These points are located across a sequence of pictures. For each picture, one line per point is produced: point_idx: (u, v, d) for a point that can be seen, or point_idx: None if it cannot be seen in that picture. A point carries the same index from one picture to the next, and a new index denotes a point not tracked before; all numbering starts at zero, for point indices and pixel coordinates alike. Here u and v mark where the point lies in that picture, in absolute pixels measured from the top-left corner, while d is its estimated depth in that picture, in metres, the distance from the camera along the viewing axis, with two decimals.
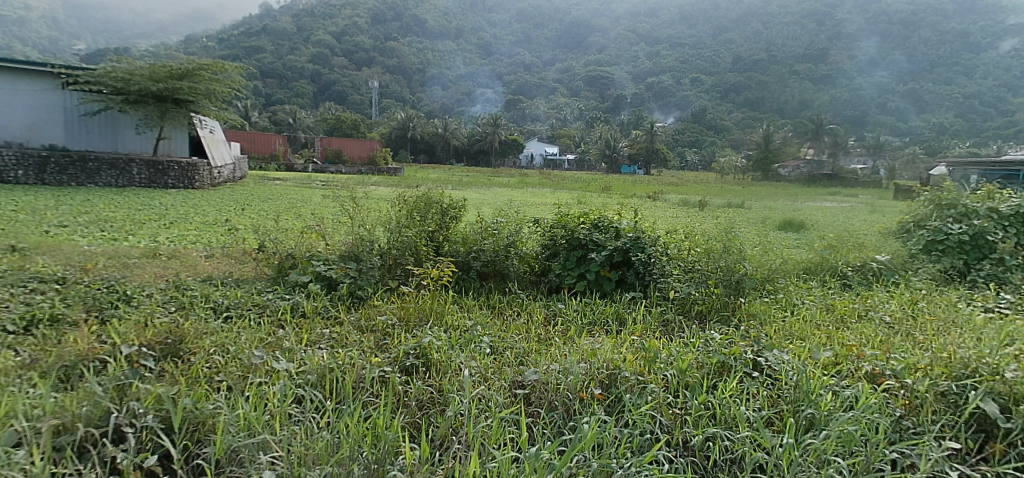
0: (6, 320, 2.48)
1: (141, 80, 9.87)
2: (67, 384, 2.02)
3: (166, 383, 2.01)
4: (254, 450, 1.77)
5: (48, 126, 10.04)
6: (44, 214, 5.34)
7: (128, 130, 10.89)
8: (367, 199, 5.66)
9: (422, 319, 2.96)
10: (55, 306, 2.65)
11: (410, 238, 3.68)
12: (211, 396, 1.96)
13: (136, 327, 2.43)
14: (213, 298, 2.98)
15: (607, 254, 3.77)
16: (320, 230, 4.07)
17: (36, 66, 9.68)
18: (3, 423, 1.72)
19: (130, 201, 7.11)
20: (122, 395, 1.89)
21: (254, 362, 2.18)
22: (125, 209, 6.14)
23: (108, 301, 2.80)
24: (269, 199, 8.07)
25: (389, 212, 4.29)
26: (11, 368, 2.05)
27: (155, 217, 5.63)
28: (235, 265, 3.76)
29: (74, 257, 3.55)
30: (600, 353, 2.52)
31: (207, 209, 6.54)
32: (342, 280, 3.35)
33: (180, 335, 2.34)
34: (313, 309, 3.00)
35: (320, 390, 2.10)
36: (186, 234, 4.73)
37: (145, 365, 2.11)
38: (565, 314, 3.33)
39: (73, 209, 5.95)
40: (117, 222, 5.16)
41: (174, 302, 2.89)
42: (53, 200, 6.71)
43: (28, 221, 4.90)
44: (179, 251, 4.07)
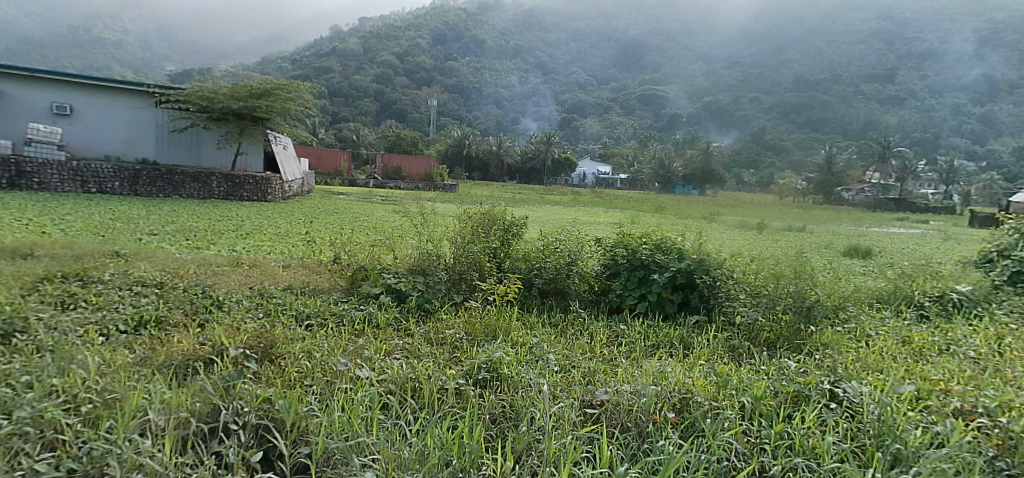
0: (119, 321, 2.71)
1: (224, 99, 10.49)
2: (178, 380, 2.20)
3: (263, 384, 2.16)
4: (347, 453, 1.85)
5: (141, 141, 11.04)
6: (138, 223, 5.78)
7: (211, 145, 11.61)
8: (433, 215, 5.82)
9: (489, 335, 3.04)
10: (159, 309, 2.89)
11: (475, 254, 3.78)
12: (305, 399, 2.08)
13: (231, 331, 2.61)
14: (295, 307, 3.15)
15: (670, 275, 3.74)
16: (390, 244, 4.25)
17: (133, 86, 10.71)
18: (131, 415, 1.91)
19: (210, 211, 7.56)
20: (227, 395, 2.05)
21: (340, 369, 2.30)
22: (207, 220, 6.55)
23: (203, 306, 3.01)
24: (334, 213, 8.34)
25: (454, 228, 4.44)
26: (129, 365, 2.25)
27: (234, 228, 5.98)
28: (311, 275, 3.94)
29: (168, 263, 3.83)
30: (671, 376, 2.52)
31: (279, 221, 6.92)
32: (411, 293, 3.49)
33: (271, 340, 2.50)
34: (386, 321, 3.13)
35: (404, 398, 2.21)
36: (262, 244, 5.00)
37: (246, 366, 2.27)
38: (628, 335, 3.33)
39: (163, 218, 6.37)
40: (200, 232, 5.49)
41: (261, 309, 3.08)
42: (144, 210, 7.21)
43: (125, 229, 5.33)
44: (259, 260, 4.31)
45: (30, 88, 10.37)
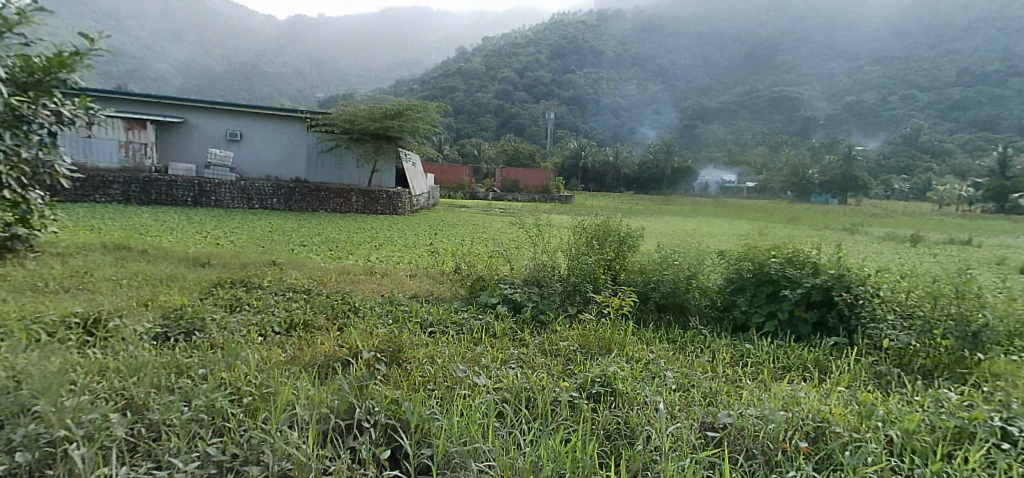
0: (274, 323, 3.09)
1: (364, 121, 11.56)
2: (321, 378, 2.45)
3: (391, 386, 2.34)
4: (466, 458, 1.94)
5: (295, 162, 12.63)
6: (291, 235, 6.54)
7: (352, 163, 12.91)
8: (549, 226, 5.91)
9: (604, 348, 3.01)
10: (306, 313, 3.24)
11: (590, 266, 3.79)
12: (427, 402, 2.21)
13: (365, 335, 2.86)
14: (420, 314, 3.36)
15: (804, 292, 3.44)
16: (507, 255, 4.38)
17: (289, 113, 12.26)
18: (282, 408, 2.16)
19: (349, 224, 8.32)
20: (360, 395, 2.25)
21: (459, 375, 2.42)
22: (347, 232, 7.22)
23: (342, 311, 3.33)
24: (457, 225, 8.77)
25: (569, 239, 4.46)
26: (281, 362, 2.55)
27: (369, 239, 6.52)
28: (434, 284, 4.19)
29: (314, 271, 4.27)
30: (804, 402, 2.33)
31: (408, 233, 7.43)
32: (526, 304, 3.57)
33: (398, 344, 2.70)
34: (503, 330, 3.22)
35: (520, 407, 2.27)
36: (392, 255, 5.40)
37: (377, 368, 2.48)
38: (754, 355, 3.12)
39: (311, 231, 7.13)
40: (341, 243, 6.06)
41: (390, 315, 3.33)
42: (296, 223, 8.12)
43: (280, 240, 6.07)
44: (390, 270, 4.65)
45: (209, 117, 12.18)
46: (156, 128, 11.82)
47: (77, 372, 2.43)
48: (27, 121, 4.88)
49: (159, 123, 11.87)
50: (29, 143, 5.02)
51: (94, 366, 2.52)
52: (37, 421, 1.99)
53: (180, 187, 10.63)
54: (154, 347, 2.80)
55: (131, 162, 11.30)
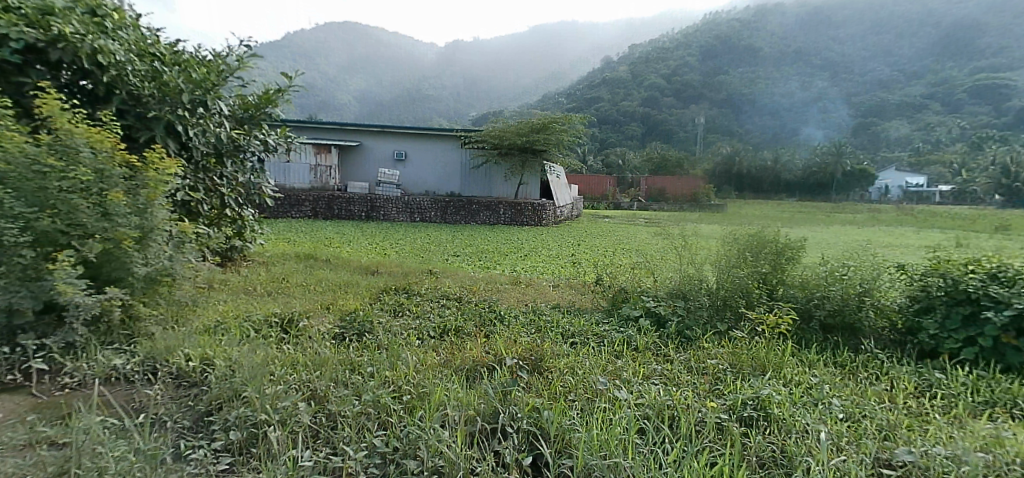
0: (430, 328, 3.40)
1: (511, 136, 13.00)
2: (470, 381, 2.65)
3: (533, 394, 2.45)
4: (606, 472, 1.97)
5: (450, 178, 14.27)
6: (445, 246, 7.13)
7: (499, 178, 14.38)
8: (696, 236, 5.70)
9: (756, 368, 2.82)
10: (457, 320, 3.52)
11: (742, 279, 3.55)
12: (568, 412, 2.28)
13: (508, 342, 3.02)
14: (562, 325, 3.45)
15: (1015, 315, 2.88)
16: (651, 267, 4.31)
17: (446, 133, 13.98)
18: (435, 408, 2.37)
19: (498, 235, 8.80)
20: (504, 400, 2.40)
21: (600, 388, 2.45)
22: (495, 243, 7.65)
23: (489, 319, 3.55)
24: (601, 235, 8.80)
25: (719, 250, 4.21)
26: (435, 365, 2.81)
27: (515, 250, 6.83)
28: (577, 295, 4.27)
29: (465, 280, 4.61)
30: (1010, 446, 1.99)
31: (551, 243, 7.64)
32: (671, 319, 3.49)
33: (540, 354, 2.81)
34: (645, 345, 3.17)
35: (661, 425, 2.24)
36: (537, 265, 5.59)
37: (519, 375, 2.61)
38: (944, 387, 2.71)
39: (464, 242, 7.70)
40: (489, 253, 6.44)
41: (533, 325, 3.46)
42: (450, 235, 8.81)
43: (436, 251, 6.67)
44: (535, 280, 4.82)
45: (380, 140, 14.01)
46: (337, 152, 13.74)
47: (276, 365, 2.92)
48: (243, 150, 5.96)
49: (340, 147, 13.77)
50: (244, 169, 6.12)
51: (288, 359, 3.00)
52: (246, 405, 2.53)
53: (355, 203, 12.13)
54: (332, 345, 3.23)
55: (319, 182, 13.19)
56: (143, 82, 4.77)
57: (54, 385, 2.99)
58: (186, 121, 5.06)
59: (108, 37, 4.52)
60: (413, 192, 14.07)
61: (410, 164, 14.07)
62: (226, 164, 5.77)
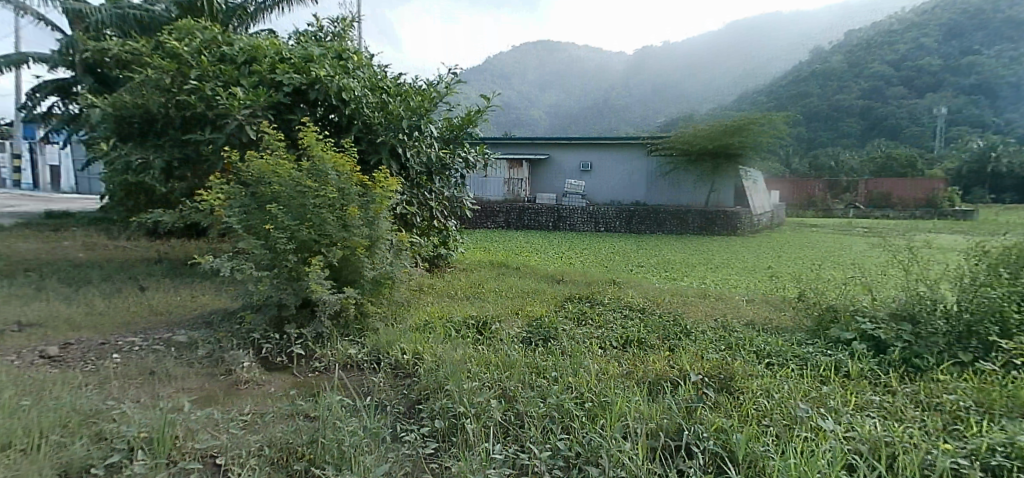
0: (613, 339, 3.48)
1: (702, 141, 12.58)
2: (653, 394, 2.64)
3: (721, 414, 2.35)
4: None
5: (636, 186, 14.09)
6: (632, 258, 7.20)
7: (688, 186, 13.74)
8: (929, 249, 4.87)
9: (1013, 408, 2.30)
10: (640, 333, 3.55)
11: (994, 300, 2.89)
12: (761, 438, 2.15)
13: (695, 359, 2.95)
14: (756, 344, 3.24)
15: None
16: (868, 283, 3.79)
17: (633, 141, 13.82)
18: (618, 418, 2.40)
19: (689, 246, 8.53)
20: (689, 417, 2.36)
21: (800, 415, 2.25)
22: (685, 254, 7.44)
23: (675, 334, 3.53)
24: (808, 247, 7.99)
25: (962, 264, 3.52)
26: (618, 375, 2.86)
27: (706, 261, 6.57)
28: (774, 313, 3.99)
29: (650, 293, 4.69)
30: None
31: (748, 255, 7.16)
32: (895, 344, 3.00)
33: (730, 373, 2.67)
34: (859, 372, 2.78)
35: (877, 465, 1.97)
36: (729, 279, 5.30)
37: (705, 393, 2.53)
38: None
39: (651, 253, 7.66)
40: (678, 265, 6.31)
41: (723, 342, 3.33)
42: (637, 245, 8.80)
43: (621, 263, 6.81)
44: (725, 294, 4.64)
45: (568, 151, 14.45)
46: (530, 165, 14.64)
47: (471, 363, 3.24)
48: (449, 168, 6.68)
49: (532, 160, 14.64)
50: (449, 184, 6.84)
51: (482, 359, 3.30)
52: (447, 397, 2.84)
53: (542, 213, 13.00)
54: (521, 348, 3.48)
55: (512, 195, 14.15)
56: (374, 112, 5.76)
57: (308, 368, 3.70)
58: (405, 144, 5.89)
59: (349, 76, 5.76)
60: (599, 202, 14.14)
61: (596, 174, 14.26)
62: (435, 182, 6.56)
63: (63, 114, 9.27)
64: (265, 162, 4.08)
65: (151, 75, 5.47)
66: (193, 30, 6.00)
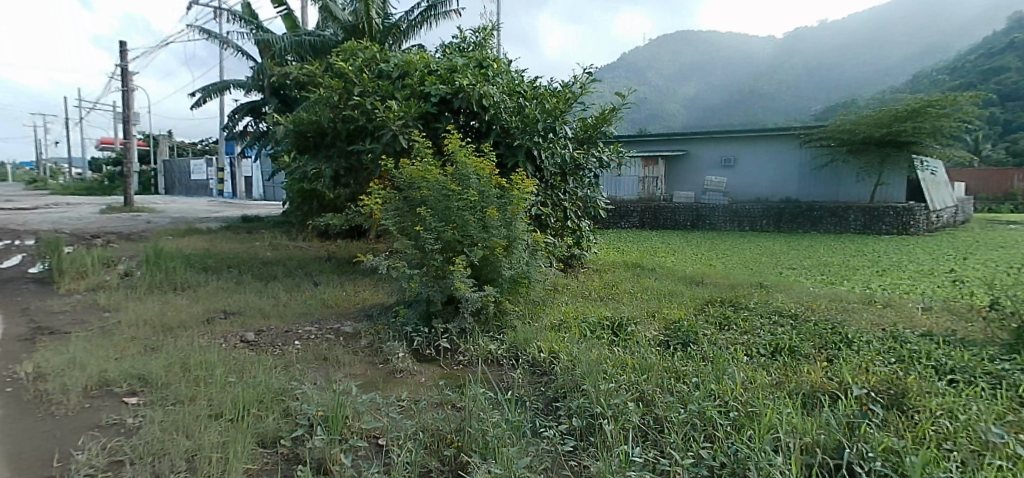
0: (760, 346, 3.31)
1: (867, 128, 11.12)
2: (807, 408, 2.47)
3: (890, 432, 2.15)
4: None
5: (787, 181, 13.06)
6: (780, 259, 6.78)
7: (850, 179, 12.49)
8: None
9: None
10: (792, 341, 3.32)
11: None
12: (942, 464, 1.93)
13: (859, 371, 2.71)
14: (936, 358, 2.88)
15: None
16: None
17: (783, 132, 12.83)
18: (768, 430, 2.28)
19: (848, 246, 7.77)
20: (852, 433, 2.17)
21: (993, 440, 2.01)
22: (842, 254, 6.80)
23: (833, 343, 3.25)
24: (1002, 247, 6.88)
25: None
26: (766, 386, 2.71)
27: (869, 263, 5.95)
28: (962, 324, 3.48)
29: (803, 297, 4.40)
30: None
31: (923, 256, 6.35)
32: None
33: (903, 388, 2.40)
34: None
35: None
36: (900, 283, 4.73)
37: (871, 408, 2.30)
38: None
39: (801, 254, 7.13)
40: (836, 268, 5.80)
41: (894, 354, 3.00)
42: (786, 246, 8.21)
43: (768, 264, 6.45)
44: (895, 300, 4.17)
45: (708, 146, 13.76)
46: (667, 162, 14.23)
47: (608, 363, 3.26)
48: (582, 168, 6.70)
49: (669, 157, 14.19)
50: (582, 185, 6.87)
51: (618, 360, 3.30)
52: (584, 397, 2.89)
53: (682, 212, 12.57)
54: (658, 352, 3.41)
55: (647, 193, 14.10)
56: (512, 117, 6.02)
57: (454, 361, 3.96)
58: (540, 146, 6.08)
59: (489, 83, 6.07)
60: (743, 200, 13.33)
61: (739, 170, 13.45)
62: (569, 182, 6.64)
63: (256, 131, 10.79)
64: (415, 168, 4.44)
65: (323, 95, 6.24)
66: (355, 50, 6.69)
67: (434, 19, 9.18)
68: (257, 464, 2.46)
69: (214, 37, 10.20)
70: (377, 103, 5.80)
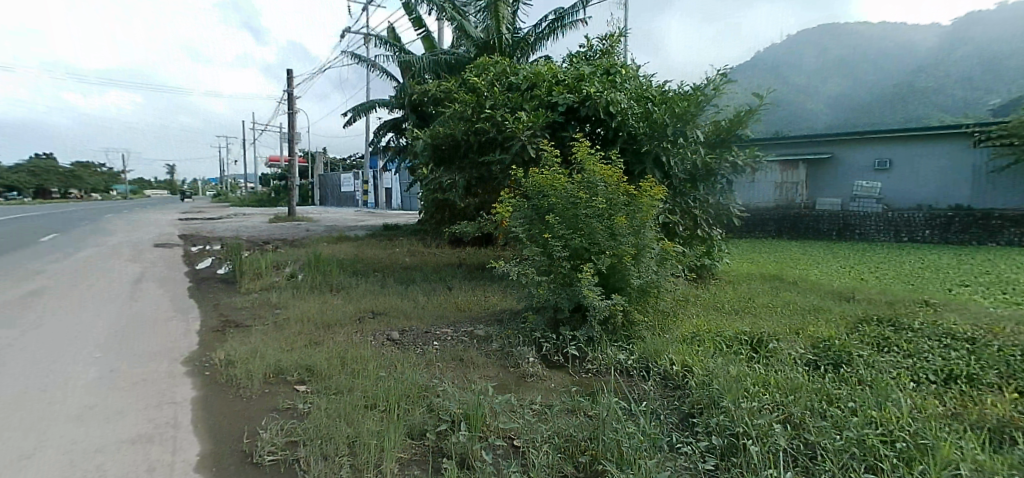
0: (929, 372, 3.09)
1: None
2: (995, 443, 2.37)
3: None
4: None
5: (956, 187, 11.56)
6: (949, 274, 6.05)
7: None
8: None
9: None
10: (969, 368, 3.08)
11: None
12: None
13: None
14: None
15: None
16: None
17: (953, 130, 11.38)
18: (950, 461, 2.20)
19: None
20: None
21: None
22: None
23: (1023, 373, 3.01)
24: None
25: None
26: (940, 416, 2.57)
27: None
28: None
29: (980, 318, 4.02)
30: None
31: None
32: None
33: None
34: None
35: None
36: None
37: None
38: None
39: (976, 268, 6.29)
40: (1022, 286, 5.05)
41: None
42: (958, 258, 7.22)
43: (933, 279, 5.79)
44: None
45: (858, 148, 12.56)
46: (808, 167, 13.20)
47: (748, 380, 3.08)
48: (715, 174, 6.36)
49: (811, 161, 13.13)
50: (714, 191, 6.50)
51: (760, 378, 3.12)
52: (723, 414, 2.77)
53: (824, 220, 11.73)
54: (806, 372, 3.23)
55: (783, 199, 13.24)
56: (639, 123, 5.97)
57: (583, 369, 3.95)
58: (670, 151, 5.91)
59: (617, 90, 6.03)
60: (899, 208, 12.05)
61: (896, 174, 12.11)
62: (700, 188, 6.37)
63: (396, 146, 11.68)
64: (544, 177, 4.54)
65: (457, 110, 6.60)
66: (488, 65, 7.05)
67: (561, 30, 9.36)
68: (407, 454, 2.65)
69: (362, 61, 11.22)
70: (507, 116, 6.03)
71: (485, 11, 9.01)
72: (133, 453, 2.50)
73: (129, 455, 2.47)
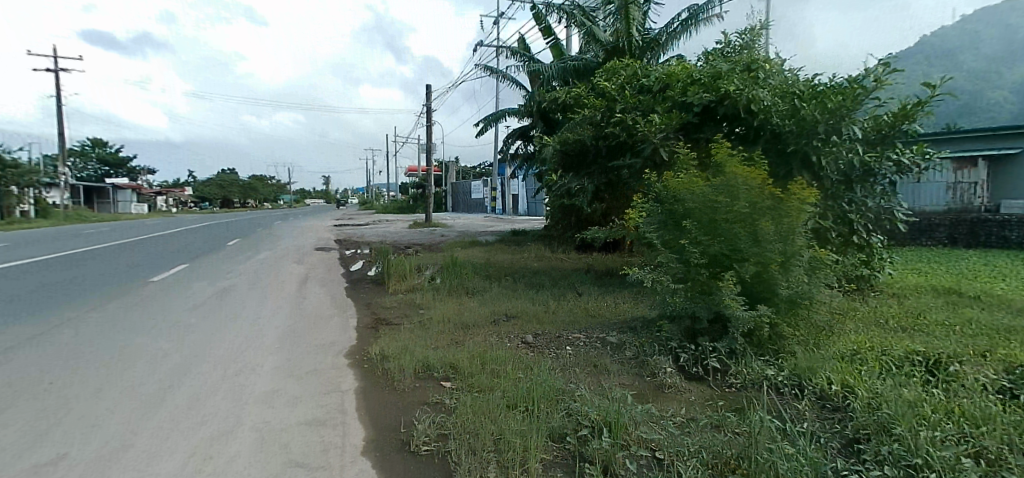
0: None
1: None
2: None
3: None
4: None
5: None
6: None
7: None
8: None
9: None
10: None
11: None
12: None
13: None
14: None
15: None
16: None
17: None
18: None
19: None
20: None
21: None
22: None
23: None
24: None
25: None
26: None
27: None
28: None
29: None
30: None
31: None
32: None
33: None
34: None
35: None
36: None
37: None
38: None
39: None
40: None
41: None
42: None
43: None
44: None
45: None
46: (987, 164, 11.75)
47: (927, 407, 2.75)
48: (874, 174, 5.70)
49: (991, 157, 11.65)
50: (873, 193, 5.85)
51: (942, 405, 2.77)
52: (897, 442, 2.49)
53: (1014, 227, 10.08)
54: (1000, 401, 2.88)
55: (960, 201, 11.61)
56: (784, 120, 5.55)
57: (725, 383, 3.73)
58: (821, 150, 5.42)
59: (760, 86, 5.66)
60: None
61: None
62: (856, 190, 5.74)
63: (524, 153, 11.95)
64: (680, 179, 4.37)
65: (587, 115, 6.60)
66: (618, 69, 6.96)
67: (695, 27, 9.01)
68: (550, 456, 2.66)
69: (494, 73, 11.66)
70: (638, 119, 5.91)
71: (615, 15, 8.92)
72: (310, 433, 2.79)
73: (307, 435, 2.76)
